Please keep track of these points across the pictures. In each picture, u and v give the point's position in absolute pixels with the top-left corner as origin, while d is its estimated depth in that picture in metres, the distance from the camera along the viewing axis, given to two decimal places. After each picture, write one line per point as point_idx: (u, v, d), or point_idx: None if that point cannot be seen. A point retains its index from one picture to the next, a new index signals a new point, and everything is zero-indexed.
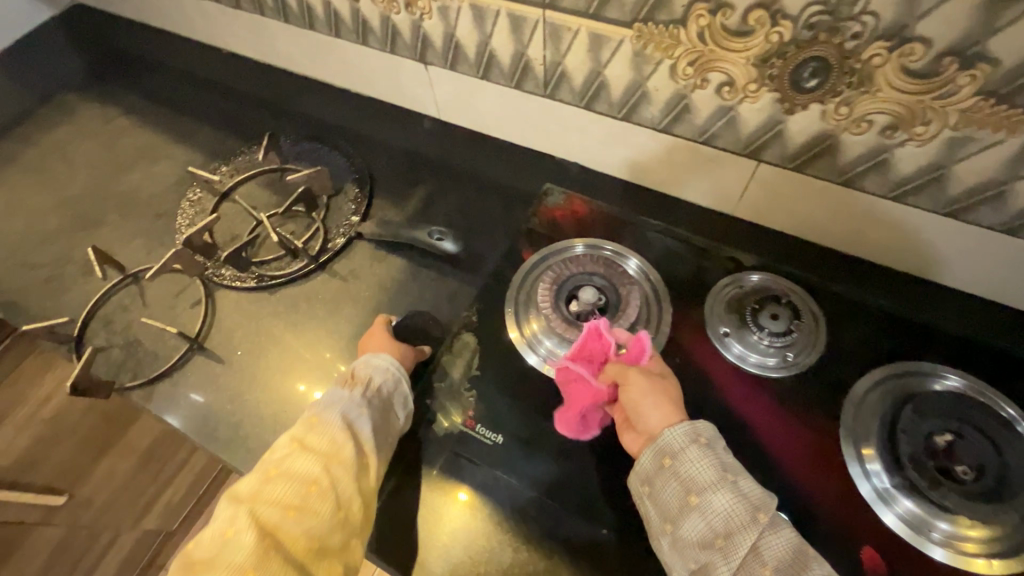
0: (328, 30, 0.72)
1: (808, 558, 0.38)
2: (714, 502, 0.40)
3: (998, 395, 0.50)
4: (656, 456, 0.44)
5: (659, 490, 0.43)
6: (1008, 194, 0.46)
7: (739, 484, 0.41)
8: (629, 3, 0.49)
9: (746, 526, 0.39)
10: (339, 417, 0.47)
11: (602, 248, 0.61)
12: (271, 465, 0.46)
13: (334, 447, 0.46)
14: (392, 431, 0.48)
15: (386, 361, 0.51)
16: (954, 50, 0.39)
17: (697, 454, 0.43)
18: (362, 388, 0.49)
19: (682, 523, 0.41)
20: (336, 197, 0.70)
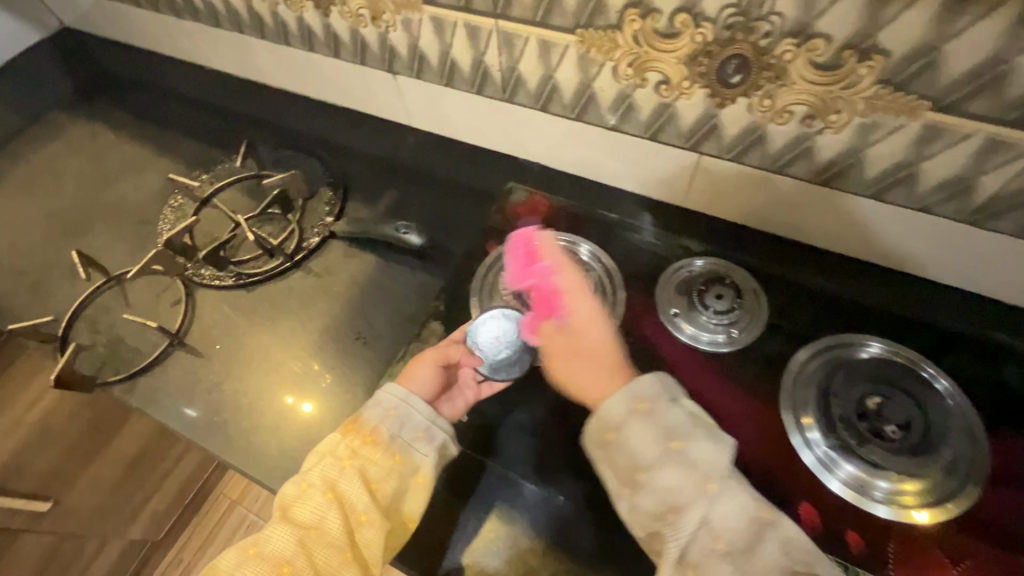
0: (302, 44, 0.77)
1: (762, 525, 0.41)
2: (663, 473, 0.44)
3: (915, 354, 0.54)
4: (601, 429, 0.47)
5: (613, 464, 0.46)
6: (917, 174, 0.51)
7: (687, 452, 0.44)
8: (571, 11, 0.54)
9: (693, 499, 0.42)
10: (322, 480, 0.50)
11: (557, 239, 0.65)
12: (252, 543, 0.49)
13: (317, 517, 0.48)
14: (397, 473, 0.50)
15: (381, 404, 0.53)
16: (851, 44, 0.44)
17: (641, 425, 0.46)
18: (356, 438, 0.52)
19: (635, 496, 0.44)
20: (312, 200, 0.74)
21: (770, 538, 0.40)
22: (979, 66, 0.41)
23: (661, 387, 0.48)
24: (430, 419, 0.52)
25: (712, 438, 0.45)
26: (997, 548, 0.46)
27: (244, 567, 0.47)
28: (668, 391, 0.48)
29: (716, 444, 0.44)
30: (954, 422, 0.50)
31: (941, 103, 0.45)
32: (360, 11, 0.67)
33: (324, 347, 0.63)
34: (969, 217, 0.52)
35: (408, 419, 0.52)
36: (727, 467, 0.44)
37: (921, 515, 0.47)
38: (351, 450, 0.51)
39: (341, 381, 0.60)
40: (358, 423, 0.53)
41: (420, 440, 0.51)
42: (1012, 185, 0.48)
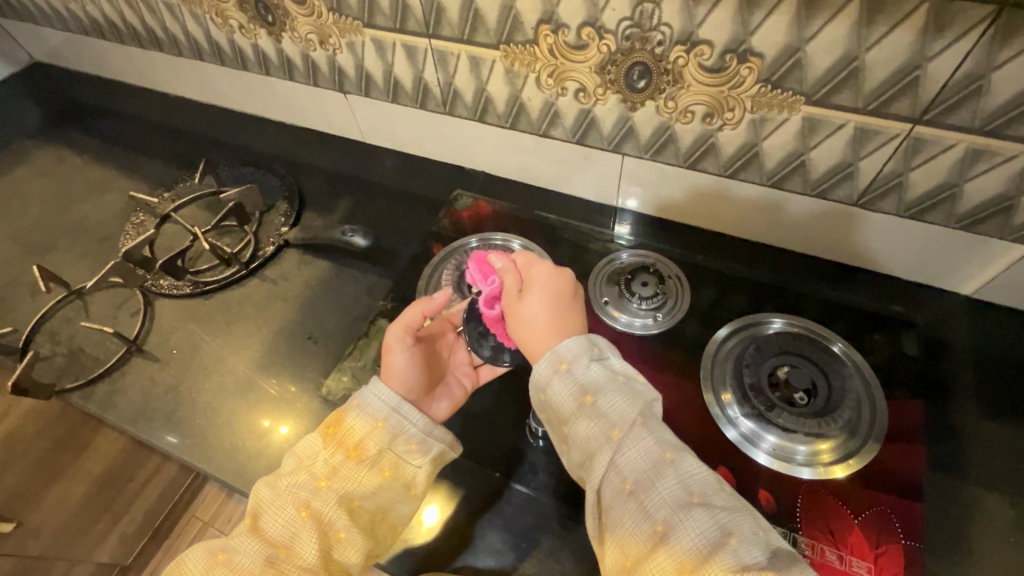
0: (258, 69, 0.82)
1: (661, 465, 0.40)
2: (578, 426, 0.44)
3: (809, 322, 0.60)
4: (534, 393, 0.47)
5: (557, 391, 0.45)
6: (808, 162, 0.56)
7: (598, 404, 0.44)
8: (493, 28, 0.59)
9: (601, 446, 0.42)
10: (296, 497, 0.46)
11: (492, 239, 0.70)
12: (219, 549, 0.45)
13: (290, 535, 0.45)
14: (385, 489, 0.48)
15: (370, 413, 0.49)
16: (730, 49, 0.50)
17: (558, 384, 0.45)
18: (337, 451, 0.48)
19: (577, 421, 0.44)
20: (268, 212, 0.78)
21: (669, 476, 0.40)
22: (837, 63, 0.47)
23: (588, 345, 0.47)
24: (426, 431, 0.51)
25: (626, 393, 0.44)
26: (893, 496, 0.50)
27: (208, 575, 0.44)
28: (594, 349, 0.47)
29: (627, 397, 0.44)
30: (854, 381, 0.55)
31: (813, 98, 0.50)
32: (308, 36, 0.72)
33: (277, 348, 0.66)
34: (859, 199, 0.58)
35: (400, 432, 0.49)
36: (636, 415, 0.43)
37: (839, 471, 0.51)
38: (330, 466, 0.47)
39: (293, 378, 0.64)
40: (342, 432, 0.48)
41: (413, 452, 0.49)
42: (886, 169, 0.53)
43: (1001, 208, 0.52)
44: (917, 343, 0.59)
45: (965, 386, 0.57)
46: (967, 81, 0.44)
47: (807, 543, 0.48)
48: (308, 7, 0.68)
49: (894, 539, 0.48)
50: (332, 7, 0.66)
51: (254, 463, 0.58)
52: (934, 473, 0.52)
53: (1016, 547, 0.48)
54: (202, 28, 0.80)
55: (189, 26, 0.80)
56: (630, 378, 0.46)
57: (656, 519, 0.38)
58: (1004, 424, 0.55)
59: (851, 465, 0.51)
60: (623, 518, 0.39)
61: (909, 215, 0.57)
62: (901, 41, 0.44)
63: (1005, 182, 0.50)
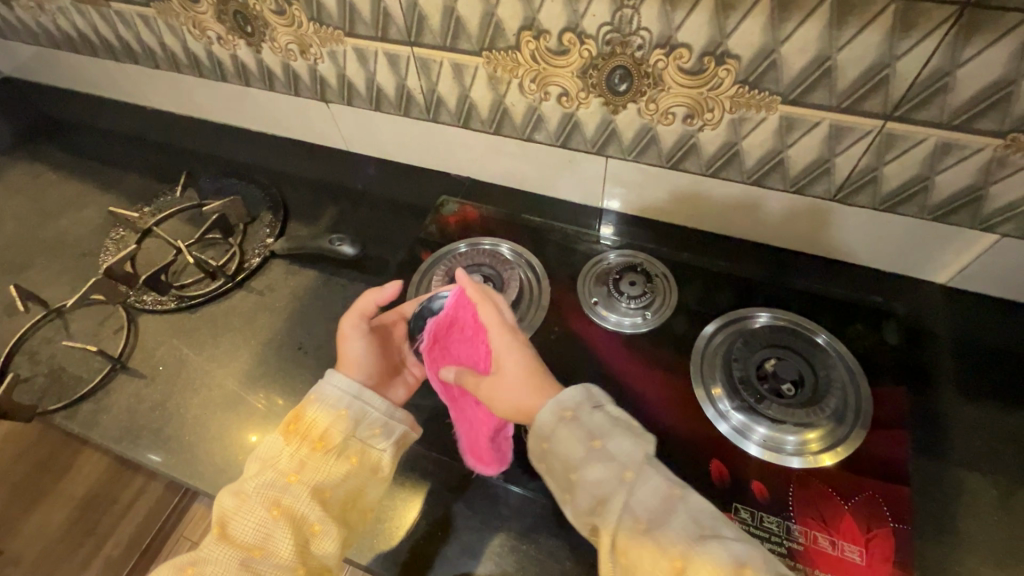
0: (239, 80, 0.81)
1: (671, 500, 0.43)
2: (589, 472, 0.46)
3: (792, 315, 0.62)
4: (536, 442, 0.49)
5: (565, 439, 0.47)
6: (786, 160, 0.58)
7: (607, 448, 0.46)
8: (475, 35, 0.60)
9: (615, 488, 0.44)
10: (265, 496, 0.47)
11: (480, 243, 0.71)
12: (188, 563, 0.45)
13: (262, 536, 0.46)
14: (353, 476, 0.49)
15: (330, 403, 0.51)
16: (708, 51, 0.51)
17: (565, 430, 0.48)
18: (301, 443, 0.49)
19: (589, 466, 0.46)
20: (252, 223, 0.77)
21: (680, 511, 0.42)
22: (811, 63, 0.49)
23: (587, 394, 0.50)
24: (388, 414, 0.53)
25: (631, 435, 0.47)
26: (880, 480, 0.51)
27: None
28: (592, 398, 0.50)
29: (632, 439, 0.47)
30: (837, 369, 0.57)
31: (789, 97, 0.52)
32: (289, 46, 0.72)
33: (265, 359, 0.66)
34: (836, 195, 0.59)
35: (363, 417, 0.51)
36: (643, 456, 0.46)
37: (827, 459, 0.53)
38: (297, 460, 0.48)
39: (283, 390, 0.63)
40: (303, 427, 0.50)
41: (377, 436, 0.51)
42: (861, 164, 0.55)
43: (971, 199, 0.54)
44: (898, 332, 0.61)
45: (944, 371, 0.59)
46: (934, 78, 0.46)
47: (801, 530, 0.49)
48: (288, 18, 0.68)
49: (884, 522, 0.49)
50: (313, 17, 0.66)
51: None
52: (918, 456, 0.54)
53: (1000, 524, 0.50)
54: (179, 40, 0.79)
55: (166, 39, 0.80)
56: (630, 422, 0.49)
57: (674, 553, 0.40)
58: (983, 406, 0.57)
59: (839, 454, 0.53)
60: (642, 556, 0.41)
61: (884, 208, 0.59)
62: (871, 40, 0.45)
63: (974, 174, 0.52)
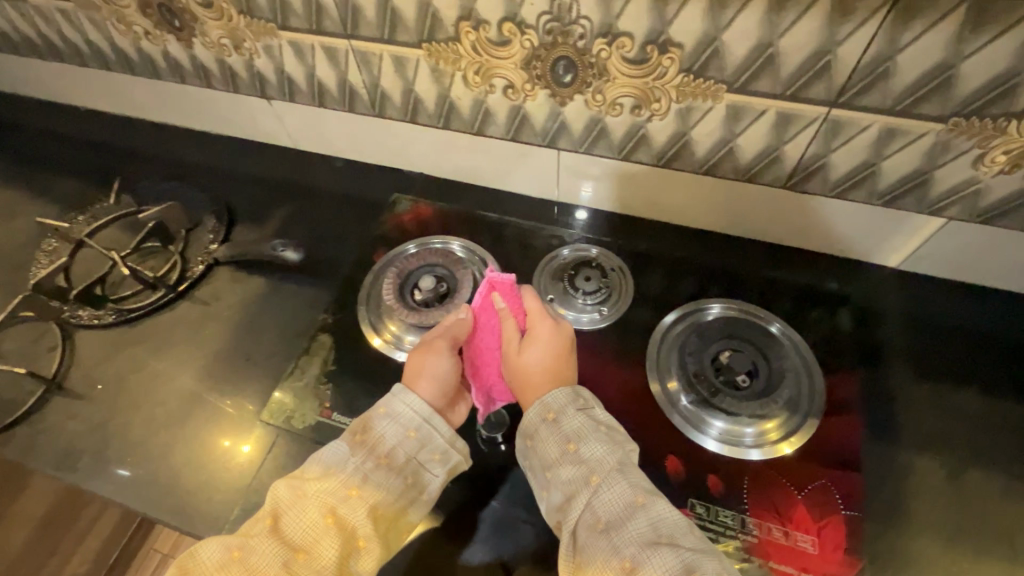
0: (173, 77, 0.77)
1: (633, 507, 0.42)
2: (561, 471, 0.45)
3: (746, 304, 0.62)
4: (522, 439, 0.49)
5: (542, 440, 0.47)
6: (736, 149, 0.57)
7: (580, 451, 0.45)
8: (413, 27, 0.57)
9: (580, 488, 0.44)
10: (323, 501, 0.44)
11: (430, 243, 0.69)
12: (234, 544, 0.43)
13: (310, 539, 0.44)
14: (407, 497, 0.47)
15: (401, 423, 0.49)
16: (650, 40, 0.50)
17: (546, 431, 0.48)
18: (367, 455, 0.47)
19: (561, 467, 0.45)
20: (194, 230, 0.74)
21: (639, 518, 0.41)
22: (753, 51, 0.47)
23: (573, 396, 0.49)
24: (450, 442, 0.50)
25: (607, 440, 0.46)
26: (831, 468, 0.51)
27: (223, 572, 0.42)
28: (579, 400, 0.49)
29: (606, 443, 0.46)
30: (790, 357, 0.57)
31: (734, 85, 0.51)
32: (221, 40, 0.68)
33: (212, 372, 0.63)
34: (786, 182, 0.59)
35: (427, 442, 0.49)
36: (614, 462, 0.45)
37: (786, 447, 0.53)
38: (361, 473, 0.46)
39: (232, 404, 0.61)
40: (371, 440, 0.48)
41: (435, 461, 0.49)
42: (809, 151, 0.54)
43: (917, 182, 0.54)
44: (853, 317, 0.61)
45: (895, 354, 0.59)
46: (875, 63, 0.45)
47: (754, 522, 0.49)
48: (216, 10, 0.64)
49: (835, 511, 0.49)
50: (243, 10, 0.63)
51: (193, 496, 0.55)
52: (870, 441, 0.54)
53: (948, 505, 0.51)
54: (106, 36, 0.74)
55: (91, 34, 0.75)
56: (612, 428, 0.48)
57: (625, 556, 0.40)
58: (933, 388, 0.57)
59: (797, 441, 0.53)
60: (595, 557, 0.40)
61: (834, 195, 0.58)
62: (812, 26, 0.44)
63: (918, 159, 0.51)
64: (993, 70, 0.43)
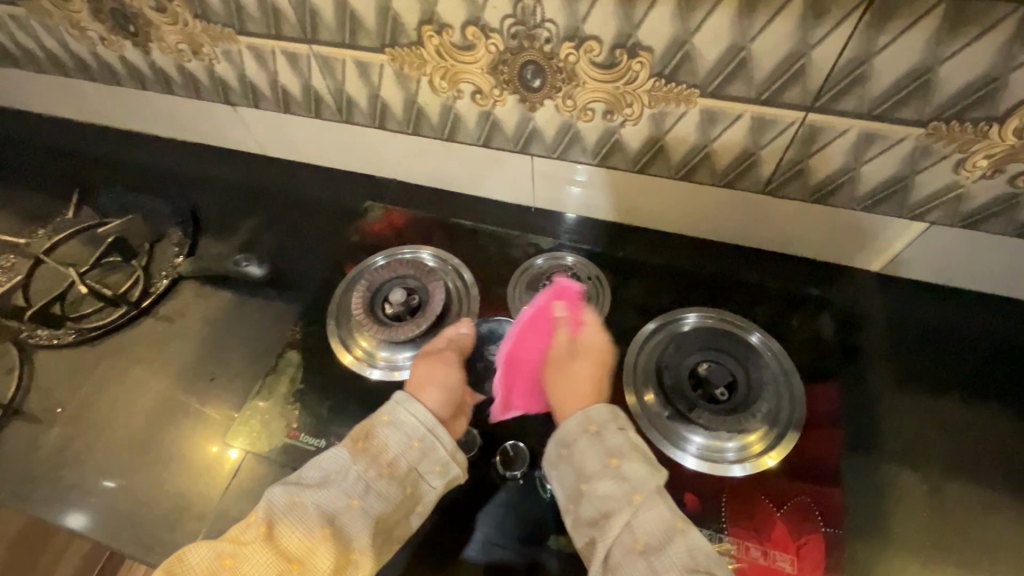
0: (133, 83, 0.74)
1: (672, 530, 0.41)
2: (599, 485, 0.44)
3: (724, 313, 0.60)
4: (555, 447, 0.48)
5: (581, 452, 0.46)
6: (712, 154, 0.55)
7: (622, 468, 0.44)
8: (374, 31, 0.55)
9: (620, 507, 0.43)
10: (322, 510, 0.44)
11: (399, 254, 0.67)
12: (226, 551, 0.42)
13: (304, 549, 0.42)
14: (403, 508, 0.46)
15: (403, 432, 0.48)
16: (619, 43, 0.47)
17: (586, 443, 0.47)
18: (369, 465, 0.46)
19: (600, 481, 0.44)
20: (158, 243, 0.71)
21: (679, 543, 0.41)
22: (725, 54, 0.45)
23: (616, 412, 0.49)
24: (450, 453, 0.48)
25: (647, 460, 0.46)
26: (811, 484, 0.50)
27: None
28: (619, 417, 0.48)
29: (648, 464, 0.45)
30: (768, 366, 0.56)
31: (707, 90, 0.49)
32: (179, 46, 0.65)
33: (176, 393, 0.61)
34: (765, 187, 0.57)
35: (428, 453, 0.48)
36: (655, 483, 0.44)
37: (770, 459, 0.51)
38: (360, 482, 0.45)
39: (197, 426, 0.59)
40: (373, 448, 0.47)
41: (434, 473, 0.48)
42: (787, 157, 0.52)
43: (898, 187, 0.52)
44: (834, 324, 0.60)
45: (877, 362, 0.58)
46: (851, 67, 0.43)
47: (732, 542, 0.48)
48: (170, 15, 0.61)
49: (815, 528, 0.48)
50: (198, 14, 0.60)
51: (157, 525, 0.54)
52: (850, 454, 0.53)
53: (930, 519, 0.49)
54: (60, 41, 0.71)
55: (45, 40, 0.72)
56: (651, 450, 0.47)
57: None
58: (915, 396, 0.56)
59: (779, 453, 0.52)
60: None
61: (814, 200, 0.56)
62: (784, 29, 0.42)
63: (899, 164, 0.49)
64: (973, 73, 0.41)
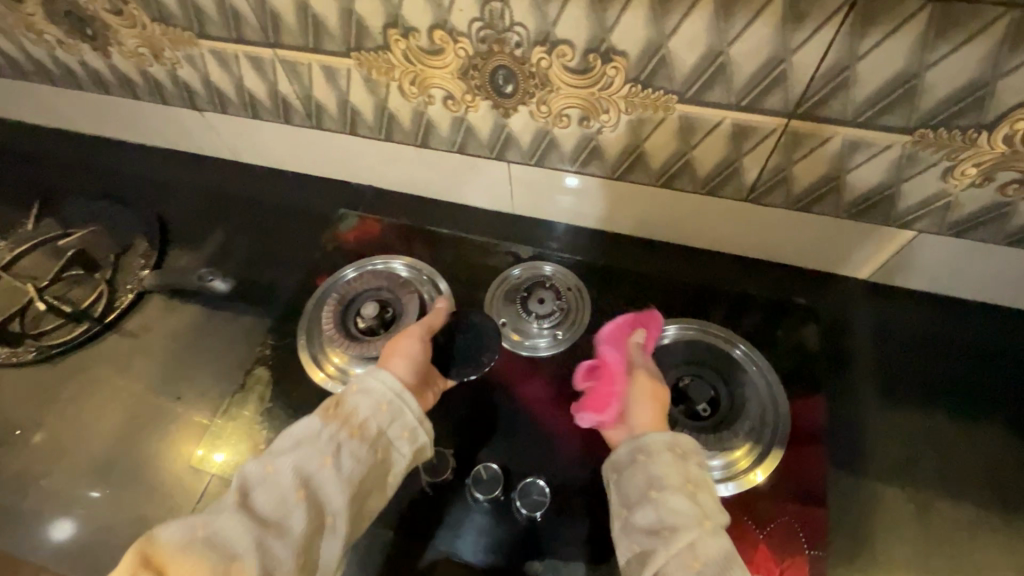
0: (95, 87, 0.71)
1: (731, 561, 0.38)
2: (671, 498, 0.41)
3: (704, 324, 0.58)
4: (629, 452, 0.45)
5: (659, 467, 0.43)
6: (692, 162, 0.53)
7: (698, 493, 0.41)
8: (339, 35, 0.52)
9: (688, 524, 0.39)
10: (298, 470, 0.41)
11: (369, 264, 0.65)
12: (197, 523, 0.39)
13: (281, 511, 0.40)
14: (373, 475, 0.43)
15: (371, 395, 0.45)
16: (592, 48, 0.45)
17: (669, 461, 0.43)
18: (341, 427, 0.43)
19: (671, 497, 0.41)
20: (125, 254, 0.69)
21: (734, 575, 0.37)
22: (703, 59, 0.43)
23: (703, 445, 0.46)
24: (419, 419, 0.45)
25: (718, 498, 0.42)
26: (794, 505, 0.49)
27: (188, 550, 0.37)
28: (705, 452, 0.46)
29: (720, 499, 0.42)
30: (750, 379, 0.55)
31: (685, 96, 0.46)
32: (139, 50, 0.62)
33: (142, 414, 0.59)
34: (748, 195, 0.55)
35: (398, 415, 0.45)
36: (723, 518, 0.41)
37: (758, 474, 0.50)
38: (333, 444, 0.42)
39: (163, 447, 0.57)
40: (343, 412, 0.44)
41: (404, 439, 0.45)
42: (769, 164, 0.50)
43: (884, 196, 0.50)
44: (820, 335, 0.58)
45: (863, 376, 0.56)
46: (833, 73, 0.41)
47: None
48: (127, 17, 0.59)
49: (798, 551, 0.47)
50: (156, 17, 0.57)
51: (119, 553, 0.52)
52: (835, 472, 0.51)
53: (916, 540, 0.48)
54: (16, 44, 0.68)
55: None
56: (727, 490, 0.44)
57: None
58: (903, 410, 0.54)
59: (765, 469, 0.50)
60: None
61: (798, 208, 0.54)
62: (763, 33, 0.40)
63: (885, 172, 0.47)
64: (961, 79, 0.39)
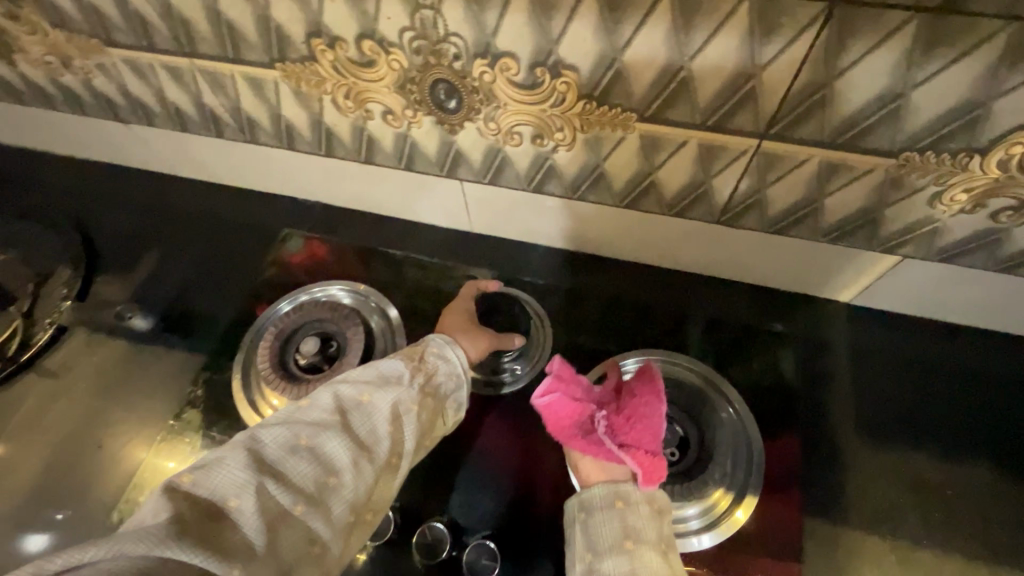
0: (7, 97, 0.64)
1: None
2: (646, 553, 0.37)
3: (667, 355, 0.53)
4: (608, 495, 0.40)
5: (638, 522, 0.38)
6: (657, 183, 0.48)
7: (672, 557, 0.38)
8: (259, 45, 0.46)
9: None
10: (395, 400, 0.40)
11: (301, 297, 0.59)
12: (303, 431, 0.37)
13: (372, 435, 0.38)
14: (422, 436, 0.42)
15: (448, 360, 0.45)
16: (538, 60, 0.40)
17: (647, 518, 0.39)
18: (425, 383, 0.43)
19: (647, 554, 0.37)
20: (45, 284, 0.62)
21: None
22: (662, 75, 0.38)
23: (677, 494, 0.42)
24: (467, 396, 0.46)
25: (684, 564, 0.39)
26: (767, 560, 0.45)
27: (294, 458, 0.35)
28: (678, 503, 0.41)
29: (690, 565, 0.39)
30: (720, 416, 0.50)
31: (645, 114, 0.41)
32: (46, 58, 0.56)
33: (62, 464, 0.54)
34: (719, 218, 0.50)
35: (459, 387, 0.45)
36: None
37: (739, 511, 0.46)
38: (421, 394, 0.42)
39: (83, 501, 0.52)
40: (427, 366, 0.44)
41: (452, 408, 0.45)
42: (742, 187, 0.46)
43: (866, 221, 0.45)
44: (799, 366, 0.54)
45: (845, 411, 0.52)
46: (808, 91, 0.36)
47: None
48: (26, 23, 0.52)
49: None
50: (58, 22, 0.51)
51: None
52: (810, 520, 0.47)
53: None
54: None
55: None
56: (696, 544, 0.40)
57: None
58: (887, 448, 0.50)
59: (745, 509, 0.46)
60: None
61: (775, 231, 0.49)
62: (727, 47, 0.35)
63: (866, 197, 0.43)
64: (950, 98, 0.34)
